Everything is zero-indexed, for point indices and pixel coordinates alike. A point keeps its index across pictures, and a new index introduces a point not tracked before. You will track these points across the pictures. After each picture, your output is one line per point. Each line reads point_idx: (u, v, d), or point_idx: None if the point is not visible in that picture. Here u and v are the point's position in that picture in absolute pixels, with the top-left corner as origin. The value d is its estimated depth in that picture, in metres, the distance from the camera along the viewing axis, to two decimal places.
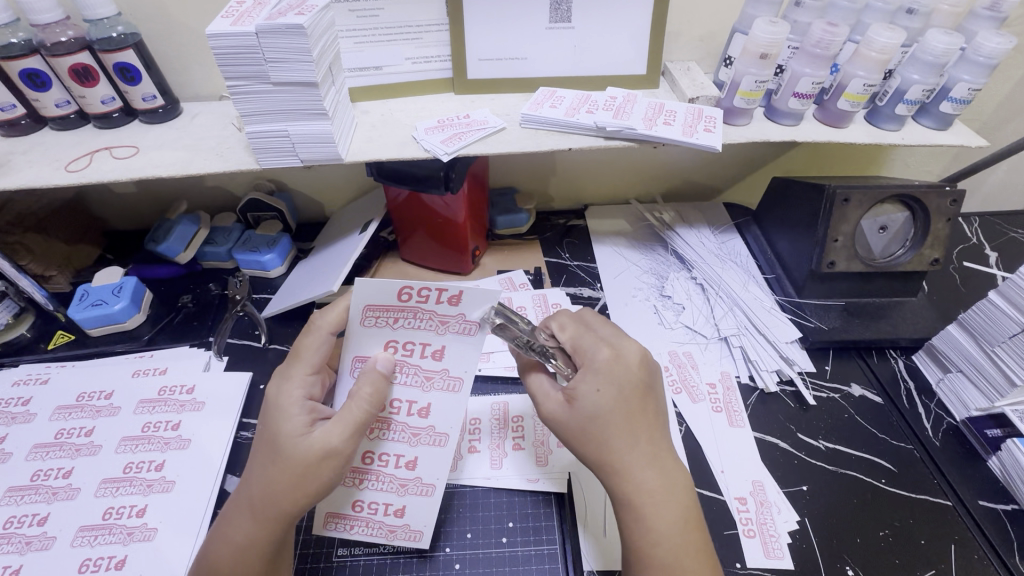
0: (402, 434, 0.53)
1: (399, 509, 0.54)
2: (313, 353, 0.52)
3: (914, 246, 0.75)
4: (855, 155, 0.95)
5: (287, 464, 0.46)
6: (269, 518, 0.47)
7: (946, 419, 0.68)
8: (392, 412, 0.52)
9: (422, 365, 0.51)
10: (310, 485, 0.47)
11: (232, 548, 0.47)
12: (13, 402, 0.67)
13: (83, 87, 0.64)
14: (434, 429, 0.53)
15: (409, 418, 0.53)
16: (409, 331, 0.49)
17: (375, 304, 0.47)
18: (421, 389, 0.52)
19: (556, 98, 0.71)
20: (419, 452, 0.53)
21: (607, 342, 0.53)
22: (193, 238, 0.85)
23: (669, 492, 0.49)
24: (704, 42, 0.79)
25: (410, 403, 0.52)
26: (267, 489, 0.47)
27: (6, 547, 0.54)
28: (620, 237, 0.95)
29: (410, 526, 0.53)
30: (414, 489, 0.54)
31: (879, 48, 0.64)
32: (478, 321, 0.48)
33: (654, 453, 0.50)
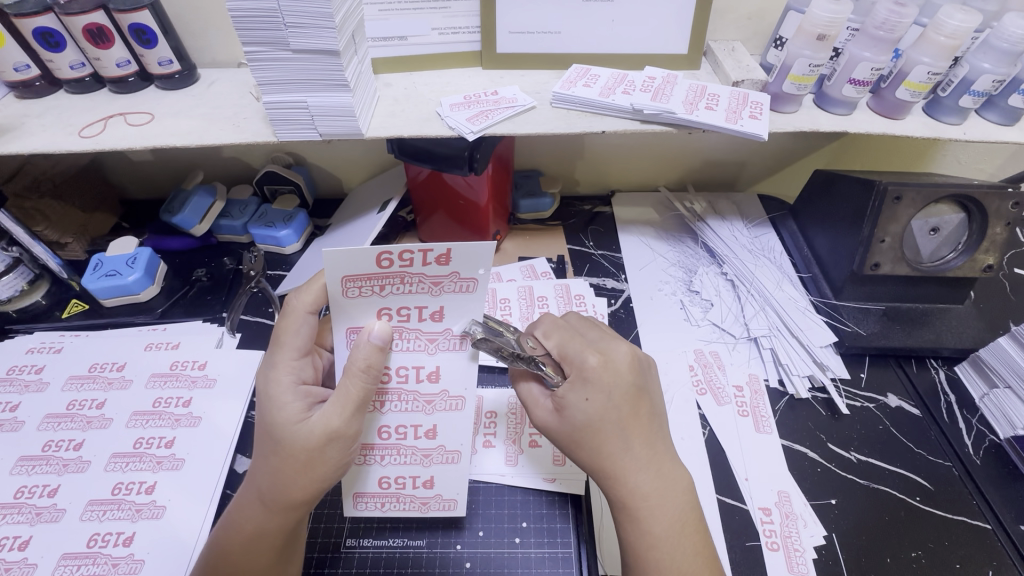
0: (414, 402, 0.50)
1: (428, 480, 0.53)
2: (295, 337, 0.48)
3: (967, 250, 0.70)
4: (904, 149, 0.89)
5: (291, 451, 0.45)
6: (279, 506, 0.45)
7: (989, 436, 0.64)
8: (400, 381, 0.49)
9: (422, 328, 0.46)
10: (318, 469, 0.45)
11: (245, 539, 0.46)
12: (27, 370, 0.66)
13: (98, 49, 0.62)
14: (448, 394, 0.50)
15: (420, 385, 0.49)
16: (401, 296, 0.44)
17: (354, 274, 0.42)
18: (427, 352, 0.47)
19: (590, 77, 0.67)
20: (437, 420, 0.51)
21: (595, 347, 0.49)
22: (209, 210, 0.82)
23: (668, 497, 0.47)
24: (752, 20, 0.73)
25: (418, 368, 0.48)
26: (274, 479, 0.45)
27: (17, 516, 0.54)
28: (648, 226, 0.91)
29: (443, 496, 0.53)
30: (438, 458, 0.52)
31: (949, 32, 0.58)
32: (476, 279, 0.43)
33: (649, 456, 0.47)
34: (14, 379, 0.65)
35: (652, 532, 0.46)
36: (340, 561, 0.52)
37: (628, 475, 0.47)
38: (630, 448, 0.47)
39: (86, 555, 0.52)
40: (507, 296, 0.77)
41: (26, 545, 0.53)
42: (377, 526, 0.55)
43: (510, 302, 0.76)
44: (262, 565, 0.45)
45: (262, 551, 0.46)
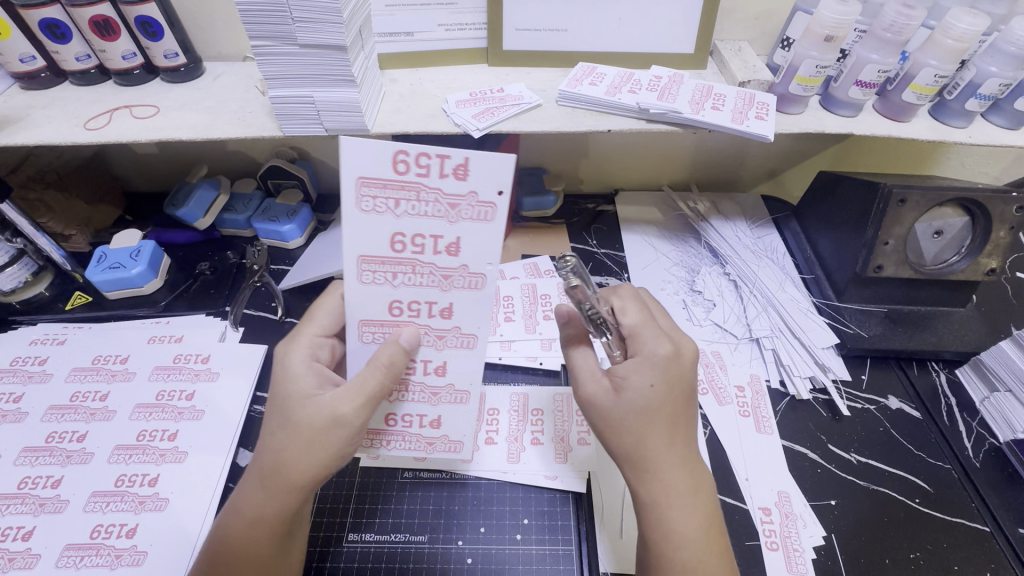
0: (426, 337, 0.47)
1: (435, 420, 0.52)
2: (325, 315, 0.51)
3: (971, 254, 0.70)
4: (908, 152, 0.89)
5: (299, 428, 0.45)
6: (283, 485, 0.45)
7: (989, 439, 0.64)
8: (410, 315, 0.46)
9: (432, 325, 0.46)
10: (319, 452, 0.45)
11: (247, 519, 0.46)
12: (30, 361, 0.66)
13: (104, 41, 0.62)
14: (459, 331, 0.47)
15: (431, 321, 0.46)
16: (416, 219, 0.41)
17: (370, 178, 0.39)
18: (440, 289, 0.44)
19: (597, 75, 0.67)
20: (448, 357, 0.48)
21: (668, 338, 0.49)
22: (213, 203, 0.82)
23: (696, 496, 0.47)
24: (759, 20, 0.73)
25: (430, 304, 0.45)
26: (279, 455, 0.45)
27: (21, 507, 0.54)
28: (651, 226, 0.91)
29: (449, 437, 0.53)
30: (447, 398, 0.51)
31: (956, 35, 0.58)
32: (495, 203, 0.40)
33: (688, 452, 0.48)
34: (17, 370, 0.65)
35: (675, 527, 0.46)
36: (342, 555, 0.53)
37: (664, 474, 0.47)
38: (680, 439, 0.47)
39: (90, 546, 0.52)
40: (511, 294, 0.77)
41: (30, 535, 0.53)
42: (379, 521, 0.55)
43: (513, 300, 0.76)
44: (261, 549, 0.45)
45: (260, 532, 0.46)
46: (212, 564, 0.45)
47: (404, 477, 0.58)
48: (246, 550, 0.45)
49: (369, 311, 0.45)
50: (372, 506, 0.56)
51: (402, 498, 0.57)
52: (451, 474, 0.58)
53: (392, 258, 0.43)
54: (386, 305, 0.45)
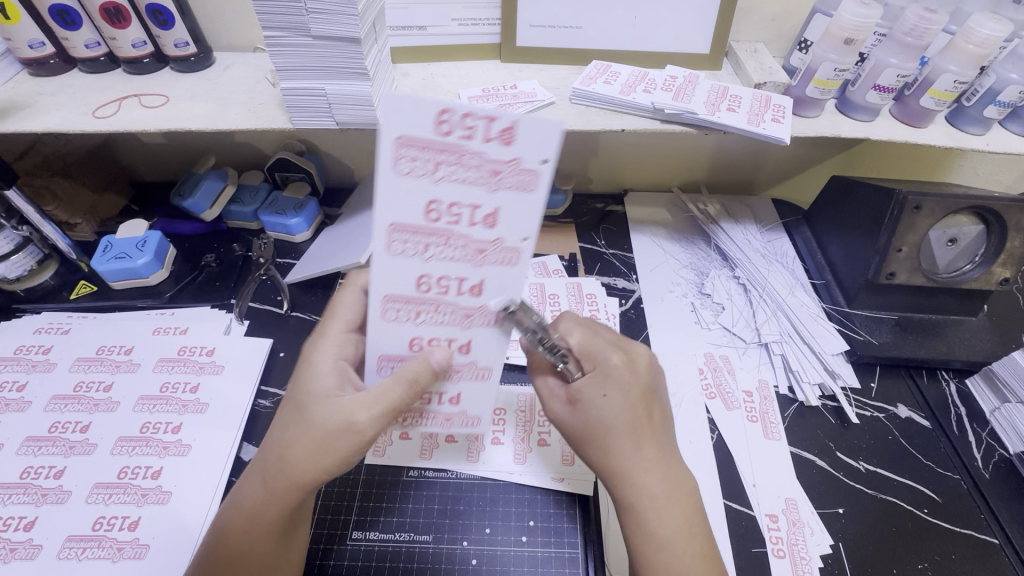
0: (452, 316, 0.42)
1: (454, 397, 0.49)
2: (351, 313, 0.52)
3: (984, 263, 0.69)
4: (922, 159, 0.88)
5: (311, 424, 0.45)
6: (287, 484, 0.45)
7: (998, 451, 0.64)
8: (438, 292, 0.41)
9: (459, 303, 0.42)
10: (327, 455, 0.45)
11: (247, 516, 0.46)
12: (34, 350, 0.66)
13: (114, 28, 0.61)
14: (488, 312, 0.42)
15: (460, 299, 0.41)
16: (455, 185, 0.36)
17: (411, 136, 0.34)
18: (473, 264, 0.39)
19: (611, 74, 0.66)
20: (473, 336, 0.44)
21: (615, 347, 0.50)
22: (220, 195, 0.82)
23: (674, 499, 0.46)
24: (776, 22, 0.72)
25: (460, 281, 0.40)
26: (284, 453, 0.45)
27: (23, 497, 0.54)
28: (660, 227, 0.90)
29: (467, 414, 0.51)
30: (469, 373, 0.47)
31: (978, 41, 0.57)
32: (538, 172, 0.35)
33: (659, 461, 0.47)
34: (21, 359, 0.65)
35: (661, 532, 0.45)
36: (345, 552, 0.52)
37: (636, 483, 0.46)
38: (641, 448, 0.47)
39: (92, 538, 0.52)
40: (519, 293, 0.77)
41: (31, 525, 0.52)
42: (383, 519, 0.55)
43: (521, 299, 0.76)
44: (259, 547, 0.45)
45: (260, 530, 0.45)
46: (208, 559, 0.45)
47: (409, 475, 0.58)
48: (243, 545, 0.45)
49: (395, 286, 0.40)
50: (375, 504, 0.56)
51: (407, 497, 0.56)
52: (456, 473, 0.58)
53: (425, 227, 0.38)
54: (412, 279, 0.40)
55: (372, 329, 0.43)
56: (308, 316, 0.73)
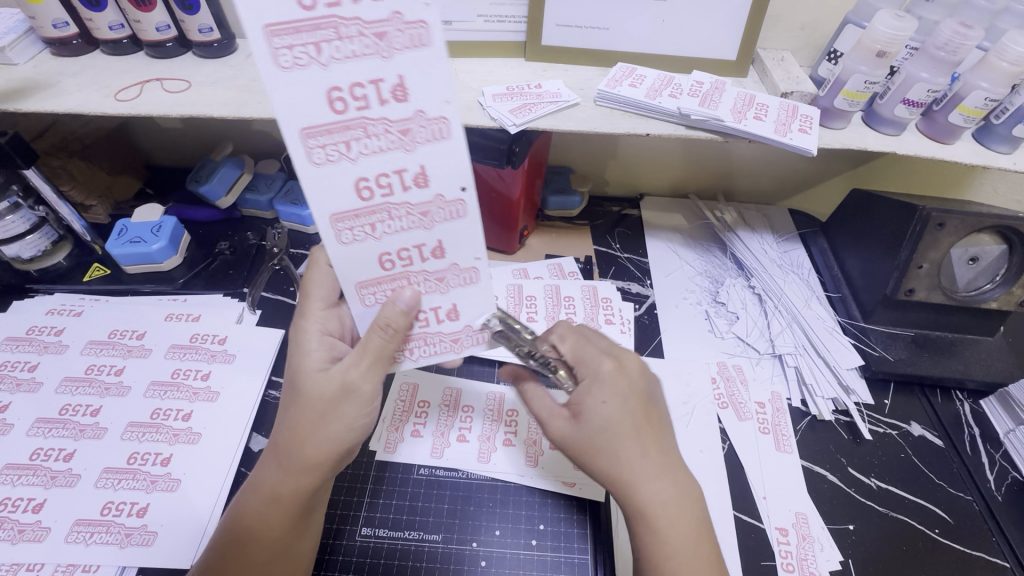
0: (409, 217, 0.41)
1: (452, 311, 0.47)
2: (322, 288, 0.50)
3: (1005, 283, 0.68)
4: (942, 175, 0.87)
5: (311, 398, 0.45)
6: (297, 463, 0.45)
7: (1012, 473, 0.63)
8: (384, 194, 0.39)
9: (410, 201, 0.40)
10: (331, 424, 0.45)
11: (265, 497, 0.46)
12: (47, 331, 0.66)
13: (139, 11, 0.60)
14: (443, 199, 0.41)
15: (408, 195, 0.40)
16: (347, 62, 0.35)
17: (280, 22, 0.33)
18: (403, 148, 0.38)
19: (636, 77, 0.66)
20: (441, 234, 0.42)
21: (609, 353, 0.50)
22: (236, 182, 0.81)
23: (682, 510, 0.45)
24: (804, 31, 0.72)
25: (399, 172, 0.39)
26: (293, 433, 0.45)
27: (31, 478, 0.54)
28: (675, 233, 0.90)
29: (473, 329, 0.48)
30: (468, 340, 0.48)
31: (1012, 59, 0.56)
32: (427, 22, 0.35)
33: (662, 471, 0.46)
34: (33, 339, 0.65)
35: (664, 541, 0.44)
36: (354, 548, 0.52)
37: (638, 495, 0.45)
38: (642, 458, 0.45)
39: (100, 522, 0.52)
40: (533, 294, 0.76)
41: (40, 507, 0.52)
42: (393, 516, 0.54)
43: (536, 300, 0.75)
44: (277, 533, 0.45)
45: (276, 514, 0.45)
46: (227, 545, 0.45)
47: (420, 473, 0.58)
48: (262, 531, 0.45)
49: (335, 201, 0.38)
50: (384, 501, 0.55)
51: (418, 494, 0.56)
52: (467, 474, 0.58)
53: (337, 123, 0.36)
54: (351, 185, 0.38)
55: (334, 259, 0.41)
56: None
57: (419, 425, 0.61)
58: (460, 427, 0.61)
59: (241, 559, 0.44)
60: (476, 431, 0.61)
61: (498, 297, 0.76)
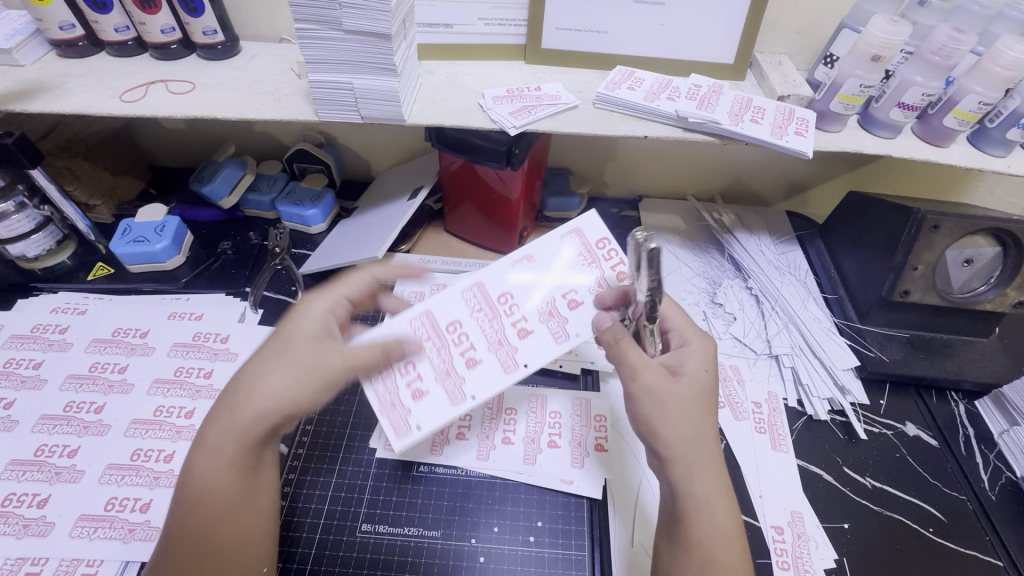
0: (495, 329, 0.51)
1: (470, 360, 0.50)
2: (353, 284, 0.54)
3: (999, 285, 0.69)
4: (939, 178, 0.88)
5: (300, 358, 0.46)
6: (246, 414, 0.44)
7: (1006, 473, 0.64)
8: (505, 310, 0.52)
9: (507, 330, 0.51)
10: (302, 385, 0.45)
11: (210, 453, 0.43)
12: (51, 329, 0.67)
13: (145, 14, 0.61)
14: (558, 332, 0.51)
15: (512, 320, 0.51)
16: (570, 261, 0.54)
17: None
18: (541, 312, 0.52)
19: (635, 80, 0.66)
20: (518, 345, 0.50)
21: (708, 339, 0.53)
22: (238, 183, 0.82)
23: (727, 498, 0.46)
24: (801, 35, 0.73)
25: (521, 316, 0.52)
26: (256, 383, 0.45)
27: (36, 474, 0.55)
28: (674, 234, 0.90)
29: (461, 386, 0.49)
30: (449, 385, 0.49)
31: (1006, 64, 0.57)
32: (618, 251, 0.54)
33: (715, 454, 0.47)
34: (37, 337, 0.66)
35: (715, 524, 0.45)
36: (355, 543, 0.53)
37: (683, 478, 0.46)
38: (704, 434, 0.47)
39: (104, 517, 0.52)
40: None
41: (45, 503, 0.53)
42: (392, 512, 0.55)
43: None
44: (225, 489, 0.43)
45: (225, 470, 0.43)
46: (181, 508, 0.43)
47: (419, 471, 0.58)
48: (213, 489, 0.43)
49: (490, 282, 0.53)
50: (384, 498, 0.56)
51: (418, 491, 0.57)
52: (466, 471, 0.58)
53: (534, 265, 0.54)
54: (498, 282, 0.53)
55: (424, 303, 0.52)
56: None
57: None
58: (460, 425, 0.62)
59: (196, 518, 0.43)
60: (475, 428, 0.61)
61: None
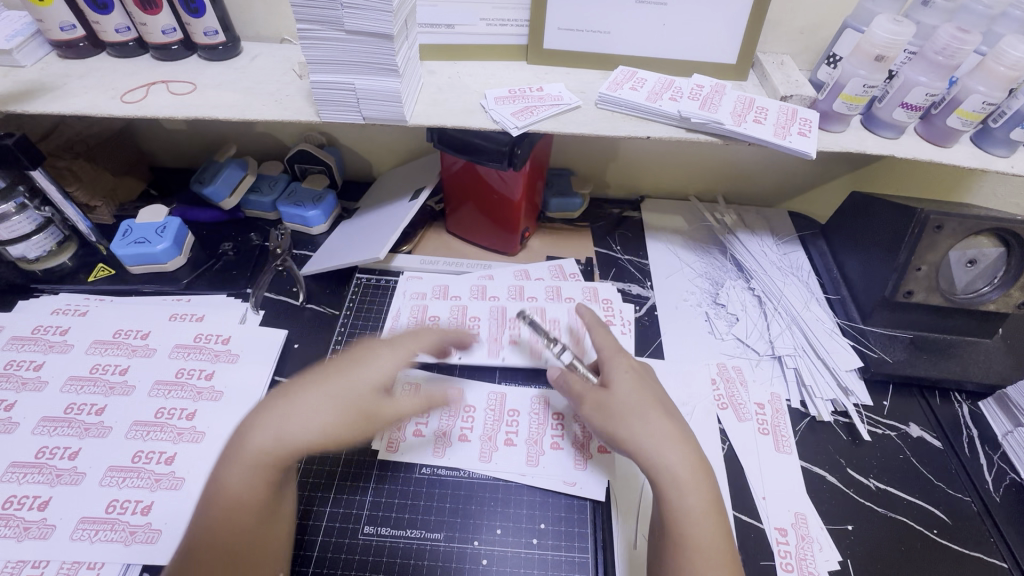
0: (502, 434, 0.61)
1: (485, 454, 0.59)
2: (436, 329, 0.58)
3: (1003, 286, 0.69)
4: (941, 178, 0.88)
5: (349, 386, 0.48)
6: (310, 438, 0.46)
7: (1010, 474, 0.63)
8: (504, 424, 0.62)
9: (519, 439, 0.60)
10: (352, 411, 0.47)
11: (249, 465, 0.44)
12: (52, 331, 0.66)
13: (145, 14, 0.61)
14: (553, 448, 0.60)
15: (506, 447, 0.60)
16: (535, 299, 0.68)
17: None
18: (527, 446, 0.60)
19: (637, 80, 0.66)
20: (521, 448, 0.60)
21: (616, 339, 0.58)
22: (239, 183, 0.82)
23: (699, 474, 0.47)
24: (804, 35, 0.72)
25: (514, 433, 0.61)
26: (311, 409, 0.46)
27: (37, 476, 0.54)
28: (676, 235, 0.90)
29: (536, 455, 0.59)
30: (485, 446, 0.60)
31: (1010, 63, 0.57)
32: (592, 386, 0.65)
33: (671, 433, 0.49)
34: (37, 339, 0.65)
35: (687, 502, 0.45)
36: (358, 546, 0.52)
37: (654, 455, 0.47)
38: (652, 423, 0.49)
39: (105, 520, 0.52)
40: (478, 315, 0.72)
41: (45, 505, 0.53)
42: (395, 514, 0.55)
43: (479, 321, 0.72)
44: (257, 503, 0.44)
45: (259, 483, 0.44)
46: (209, 514, 0.43)
47: (421, 472, 0.58)
48: (247, 499, 0.44)
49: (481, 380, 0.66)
50: (387, 500, 0.56)
51: (421, 493, 0.56)
52: (468, 473, 0.58)
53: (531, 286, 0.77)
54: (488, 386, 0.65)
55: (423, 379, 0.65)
56: (323, 309, 0.74)
57: (421, 425, 0.61)
58: (462, 426, 0.61)
59: (226, 527, 0.43)
60: (478, 429, 0.61)
61: (498, 296, 0.75)
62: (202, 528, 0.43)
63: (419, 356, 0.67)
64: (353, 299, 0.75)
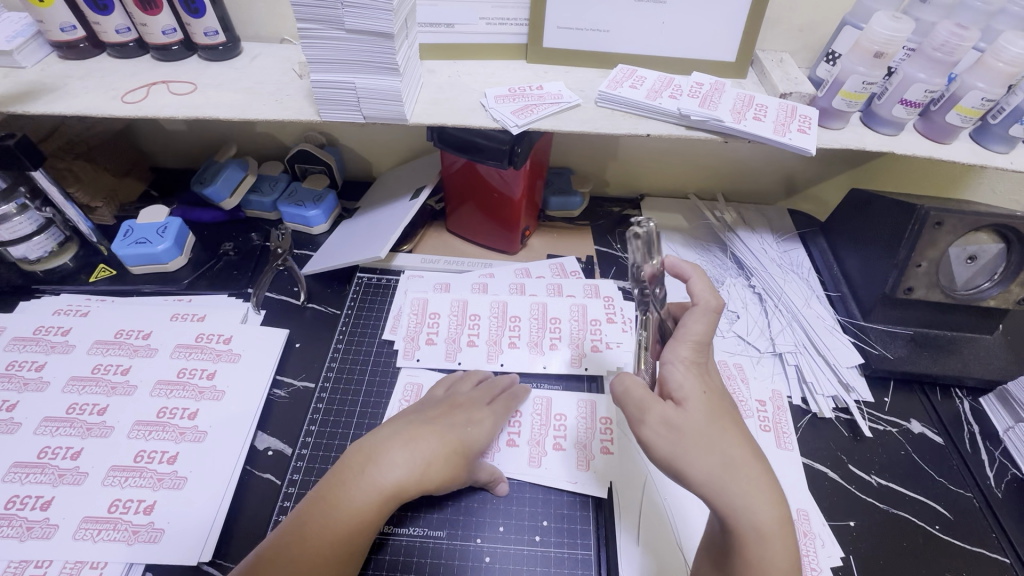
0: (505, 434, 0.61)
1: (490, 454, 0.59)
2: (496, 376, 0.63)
3: (1003, 282, 0.69)
4: (941, 175, 0.88)
5: (465, 438, 0.53)
6: (435, 479, 0.49)
7: (1011, 470, 0.63)
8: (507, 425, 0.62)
9: (522, 439, 0.61)
10: (459, 461, 0.51)
11: (387, 492, 0.46)
12: (53, 331, 0.66)
13: (146, 15, 0.61)
14: (555, 447, 0.60)
15: (509, 446, 0.60)
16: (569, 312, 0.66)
17: None
18: (530, 445, 0.60)
19: (637, 78, 0.66)
20: (524, 448, 0.60)
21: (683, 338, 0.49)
22: (240, 183, 0.82)
23: (786, 521, 0.40)
24: (802, 32, 0.73)
25: (517, 434, 0.61)
26: (443, 451, 0.50)
27: (40, 476, 0.54)
28: (676, 233, 0.90)
29: (539, 455, 0.59)
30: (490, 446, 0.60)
31: (1009, 59, 0.57)
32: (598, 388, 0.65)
33: (763, 478, 0.41)
34: (39, 339, 0.65)
35: (768, 555, 0.40)
36: None
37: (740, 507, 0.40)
38: (735, 461, 0.41)
39: (108, 520, 0.52)
40: (478, 313, 0.72)
41: (48, 505, 0.53)
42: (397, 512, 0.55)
43: (480, 320, 0.72)
44: (367, 528, 0.46)
45: (377, 508, 0.46)
46: (318, 519, 0.44)
47: None
48: (357, 520, 0.45)
49: None
50: None
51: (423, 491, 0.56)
52: None
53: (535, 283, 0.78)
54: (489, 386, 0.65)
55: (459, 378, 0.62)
56: (324, 308, 0.74)
57: None
58: None
59: (330, 541, 0.44)
60: None
61: (498, 294, 0.76)
62: (303, 537, 0.44)
63: (417, 359, 0.68)
64: (353, 299, 0.75)
